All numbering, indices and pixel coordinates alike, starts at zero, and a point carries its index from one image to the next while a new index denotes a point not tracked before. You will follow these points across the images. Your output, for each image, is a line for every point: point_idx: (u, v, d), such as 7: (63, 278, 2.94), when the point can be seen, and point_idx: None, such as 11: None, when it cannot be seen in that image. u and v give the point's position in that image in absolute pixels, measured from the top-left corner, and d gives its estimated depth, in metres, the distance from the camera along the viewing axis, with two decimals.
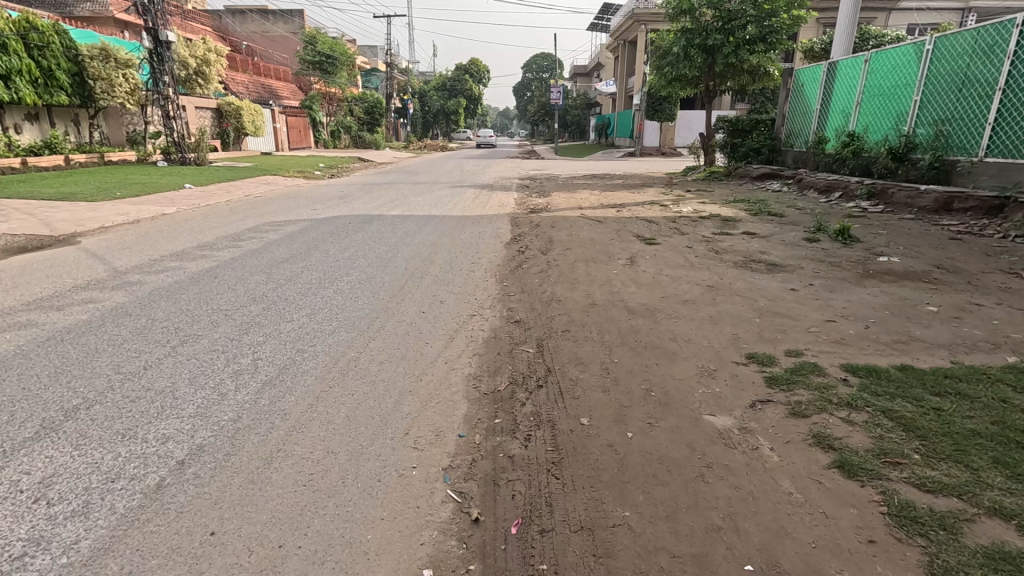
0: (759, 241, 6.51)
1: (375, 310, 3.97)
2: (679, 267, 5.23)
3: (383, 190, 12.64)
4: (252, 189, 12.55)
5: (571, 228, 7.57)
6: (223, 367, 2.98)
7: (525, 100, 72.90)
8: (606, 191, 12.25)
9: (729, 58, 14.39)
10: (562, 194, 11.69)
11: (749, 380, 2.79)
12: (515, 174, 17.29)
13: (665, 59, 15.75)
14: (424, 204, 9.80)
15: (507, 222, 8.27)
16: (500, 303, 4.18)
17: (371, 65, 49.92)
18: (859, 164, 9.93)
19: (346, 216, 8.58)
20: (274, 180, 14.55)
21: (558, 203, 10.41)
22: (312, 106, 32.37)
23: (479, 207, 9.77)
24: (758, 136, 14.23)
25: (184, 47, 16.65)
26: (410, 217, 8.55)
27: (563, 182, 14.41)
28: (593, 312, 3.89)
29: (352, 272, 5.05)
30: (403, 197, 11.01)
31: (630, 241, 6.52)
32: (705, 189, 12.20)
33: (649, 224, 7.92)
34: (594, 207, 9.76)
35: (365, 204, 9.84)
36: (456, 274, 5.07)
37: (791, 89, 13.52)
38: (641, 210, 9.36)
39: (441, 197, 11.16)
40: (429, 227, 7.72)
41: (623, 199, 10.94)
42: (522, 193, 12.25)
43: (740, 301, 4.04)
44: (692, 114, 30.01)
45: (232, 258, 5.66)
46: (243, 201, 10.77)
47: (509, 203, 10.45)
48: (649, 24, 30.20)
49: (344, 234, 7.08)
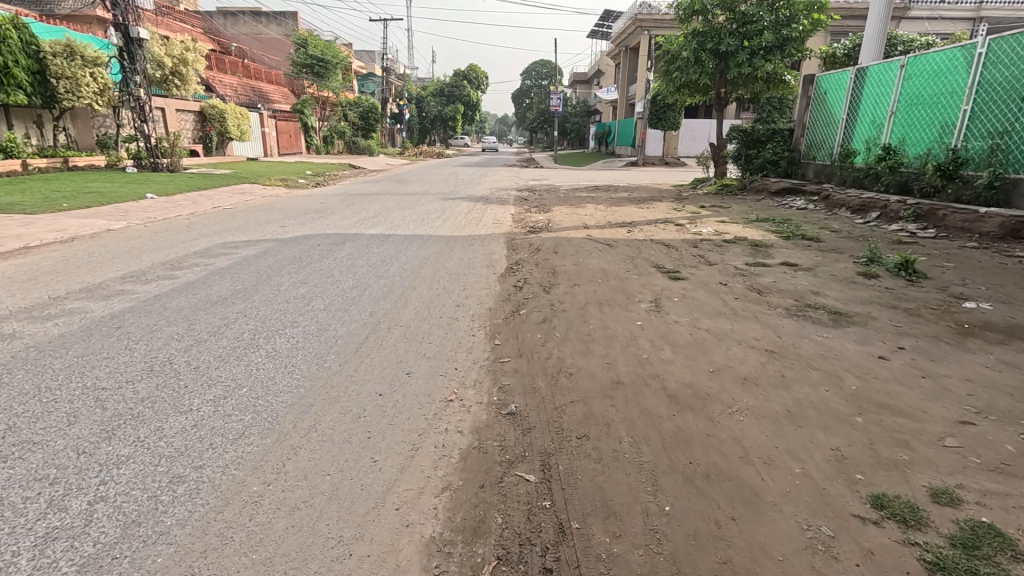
0: (804, 275, 5.42)
1: (314, 394, 2.82)
2: (719, 315, 4.12)
3: (368, 202, 11.50)
4: (224, 200, 11.43)
5: (577, 254, 6.46)
6: (30, 524, 1.84)
7: (524, 108, 72.21)
8: (612, 206, 11.18)
9: (743, 66, 13.16)
10: (564, 209, 10.62)
11: (899, 569, 1.66)
12: (513, 184, 16.24)
13: (674, 65, 14.74)
14: (410, 221, 8.68)
15: (503, 244, 7.16)
16: (489, 377, 3.06)
17: (368, 69, 48.95)
18: (898, 180, 8.90)
19: (318, 235, 7.44)
20: (251, 189, 13.43)
21: (560, 219, 9.32)
22: (303, 110, 31.33)
23: (473, 224, 8.66)
24: (775, 147, 13.23)
25: (160, 46, 15.56)
26: (391, 237, 7.42)
27: (564, 195, 13.35)
28: (619, 396, 2.76)
29: (299, 321, 3.91)
30: (387, 211, 9.88)
31: (650, 274, 5.42)
32: (721, 205, 11.16)
33: (668, 249, 6.82)
34: (601, 226, 8.67)
35: (343, 220, 8.70)
36: (434, 325, 3.93)
37: (811, 98, 12.51)
38: (655, 230, 8.26)
39: (431, 212, 10.04)
40: (411, 251, 6.58)
41: (633, 215, 9.86)
42: (520, 207, 11.16)
43: (821, 379, 2.93)
44: (696, 123, 29.19)
45: (155, 295, 4.52)
46: (208, 214, 9.65)
47: (505, 220, 9.36)
48: (652, 30, 29.39)
49: (308, 260, 5.94)
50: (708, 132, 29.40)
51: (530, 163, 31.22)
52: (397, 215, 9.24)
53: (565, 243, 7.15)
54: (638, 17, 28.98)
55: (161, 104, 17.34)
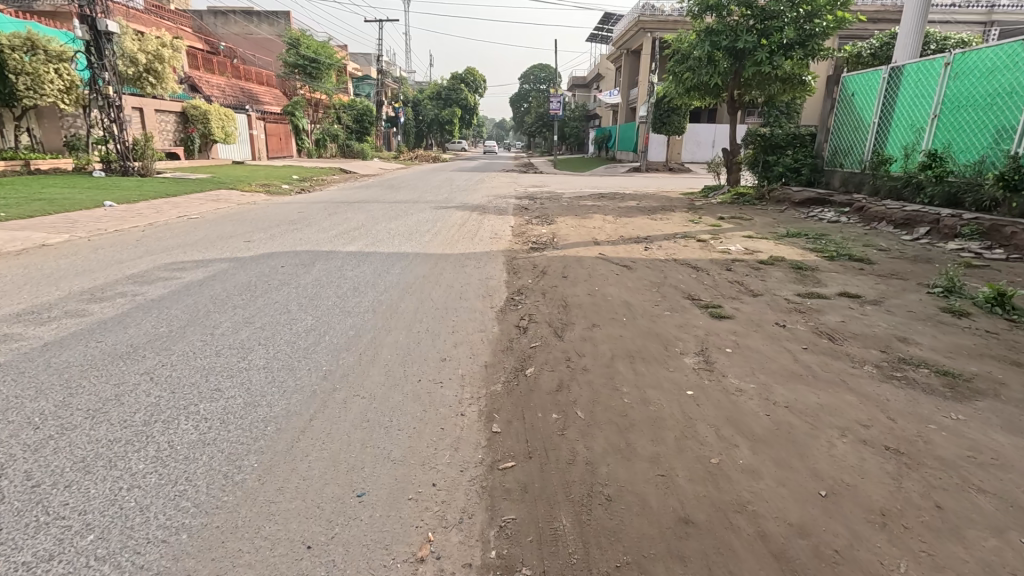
0: (875, 312, 4.39)
1: (199, 551, 1.75)
2: (794, 377, 3.07)
3: (352, 210, 10.41)
4: (194, 209, 10.34)
5: (591, 279, 5.41)
6: None
7: (522, 111, 71.35)
8: (622, 217, 10.16)
9: (761, 65, 12.17)
10: (571, 220, 9.57)
11: None
12: (512, 191, 15.20)
13: (685, 65, 13.78)
14: (395, 235, 7.62)
15: (501, 264, 6.11)
16: (484, 505, 2.00)
17: (363, 72, 47.90)
18: (946, 191, 7.90)
19: (286, 253, 6.35)
20: (227, 195, 12.35)
21: (565, 232, 8.27)
22: (295, 113, 30.33)
23: (468, 239, 7.60)
24: (796, 154, 12.26)
25: (133, 41, 14.48)
26: (372, 256, 6.33)
27: (568, 204, 12.32)
28: (695, 559, 1.72)
29: (222, 392, 2.82)
30: (372, 223, 8.81)
31: (685, 309, 4.38)
32: (742, 216, 10.15)
33: (698, 273, 5.78)
34: (614, 241, 7.63)
35: (320, 234, 7.62)
36: (409, 395, 2.84)
37: (837, 101, 11.52)
38: (676, 247, 7.22)
39: (422, 223, 8.98)
40: (393, 274, 5.48)
41: (647, 228, 8.82)
42: (521, 218, 10.12)
43: (999, 515, 1.90)
44: (701, 127, 28.29)
45: (46, 342, 3.43)
46: (169, 225, 8.58)
47: (505, 232, 8.33)
48: (655, 32, 28.46)
49: (265, 288, 4.84)
50: (713, 137, 28.49)
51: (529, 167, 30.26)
52: (382, 227, 8.20)
53: (575, 264, 6.09)
54: (640, 17, 28.03)
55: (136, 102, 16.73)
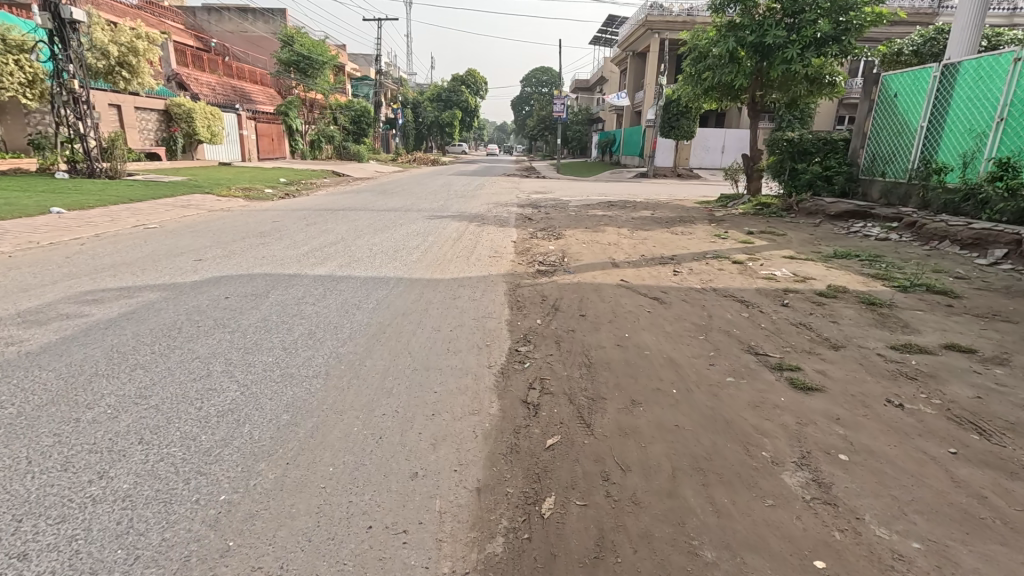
0: (1011, 377, 3.24)
1: None
2: (973, 523, 1.93)
3: (334, 220, 9.25)
4: (154, 217, 9.14)
5: (617, 318, 4.26)
6: None
7: (524, 113, 70.23)
8: (638, 231, 9.00)
9: (791, 62, 11.05)
10: (581, 234, 8.39)
11: None
12: (514, 198, 14.04)
13: (705, 63, 12.70)
14: (377, 254, 6.43)
15: (502, 293, 4.94)
16: None
17: (362, 72, 46.79)
18: (1022, 206, 6.76)
19: (237, 278, 5.14)
20: (200, 201, 11.20)
21: (577, 249, 7.13)
22: (288, 113, 29.26)
23: (462, 257, 6.43)
24: (827, 160, 11.14)
25: (104, 32, 13.35)
26: (343, 283, 5.14)
27: (577, 214, 11.16)
28: None
29: (25, 567, 1.65)
30: (354, 236, 7.66)
31: (752, 373, 3.23)
32: (774, 231, 9.00)
33: (747, 309, 4.63)
34: (636, 262, 6.47)
35: (288, 251, 6.43)
36: (348, 571, 1.69)
37: (876, 103, 10.40)
38: (710, 272, 6.06)
39: (413, 237, 7.81)
40: (364, 312, 4.27)
41: (671, 245, 7.67)
42: (524, 230, 8.96)
43: None
44: (710, 132, 27.21)
45: None
46: (118, 237, 7.44)
47: (507, 249, 7.17)
48: (663, 32, 27.29)
49: (190, 334, 3.66)
50: (724, 142, 27.34)
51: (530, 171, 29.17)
52: (364, 243, 7.06)
53: (593, 295, 4.93)
54: (648, 17, 26.81)
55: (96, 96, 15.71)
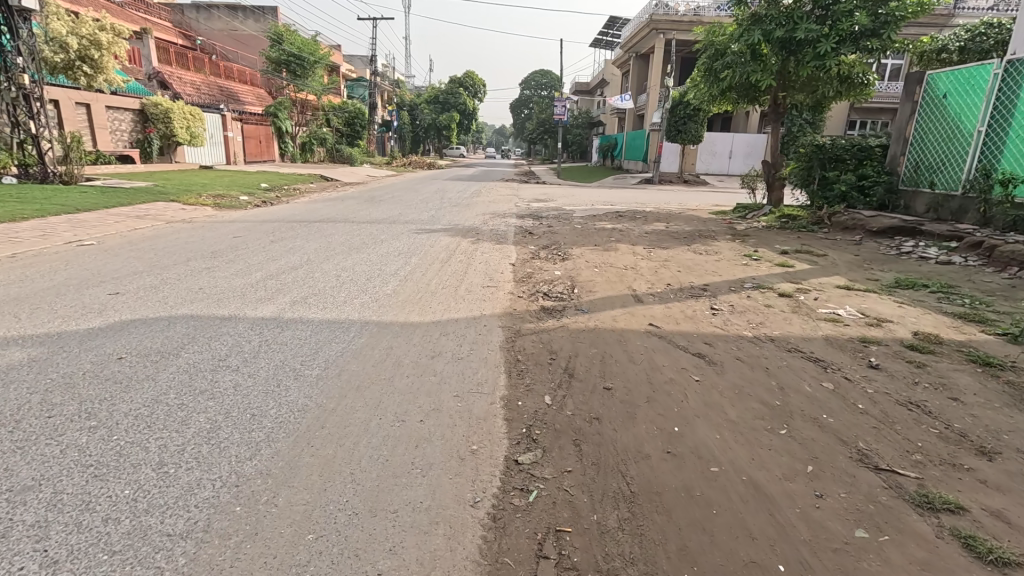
0: None
1: None
2: None
3: (306, 235, 8.06)
4: (99, 230, 7.97)
5: (656, 394, 3.06)
6: None
7: (523, 117, 69.24)
8: (656, 249, 7.83)
9: (826, 57, 9.94)
10: (592, 255, 7.20)
11: None
12: (513, 207, 12.88)
13: (725, 61, 11.63)
14: (342, 285, 5.21)
15: (497, 347, 3.73)
16: None
17: (358, 74, 45.64)
18: None
19: (148, 325, 3.92)
20: (159, 210, 9.99)
21: (588, 277, 5.94)
22: (278, 114, 28.14)
23: (449, 289, 5.23)
24: (862, 168, 10.02)
25: (62, 23, 12.16)
26: (287, 332, 3.90)
27: (584, 227, 10.00)
28: None
29: None
30: (324, 258, 6.47)
31: (892, 518, 2.04)
32: (811, 250, 7.83)
33: (828, 375, 3.43)
34: (663, 296, 5.27)
35: (233, 281, 5.22)
36: None
37: (920, 105, 9.28)
38: (757, 310, 4.87)
39: (394, 259, 6.60)
40: (302, 384, 3.05)
41: (699, 270, 6.49)
42: (526, 248, 7.77)
43: None
44: (717, 137, 26.12)
45: None
46: (37, 257, 6.23)
47: (505, 275, 5.98)
48: (668, 33, 26.22)
49: (25, 433, 2.44)
50: (731, 147, 26.22)
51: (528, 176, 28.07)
52: (333, 268, 5.90)
53: (619, 351, 3.73)
54: (653, 17, 25.73)
55: (58, 94, 14.58)
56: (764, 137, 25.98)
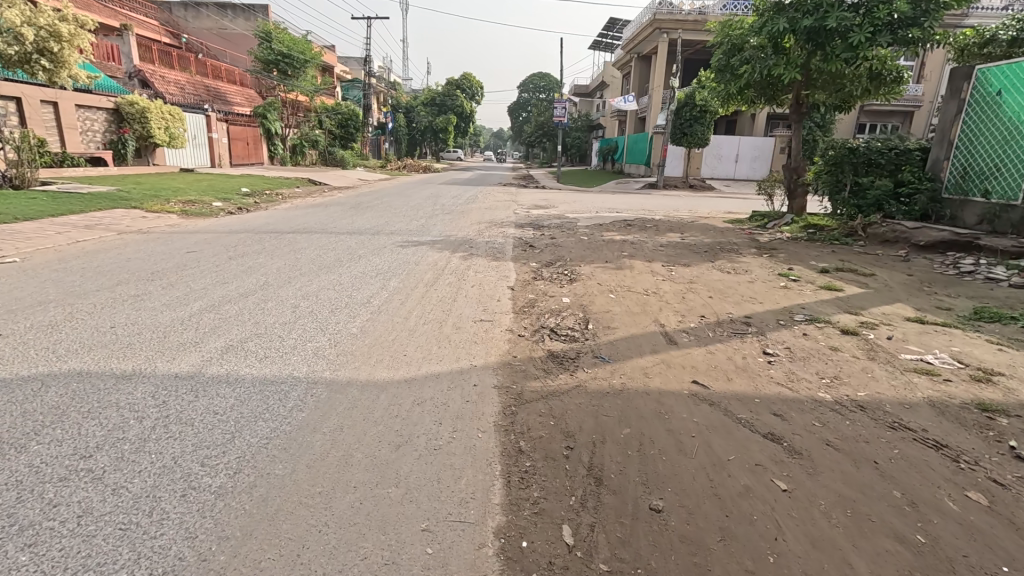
0: None
1: None
2: None
3: (273, 249, 7.01)
4: (32, 243, 6.90)
5: (736, 524, 2.01)
6: None
7: (521, 120, 68.30)
8: (677, 267, 6.79)
9: (862, 48, 8.97)
10: (605, 275, 6.15)
11: None
12: (512, 215, 11.83)
13: (745, 55, 10.68)
14: (296, 322, 4.13)
15: (492, 426, 2.68)
16: None
17: (353, 75, 44.67)
18: None
19: (8, 390, 2.83)
20: (115, 219, 8.92)
21: (604, 305, 4.90)
22: (266, 115, 26.85)
23: (433, 325, 4.18)
24: (901, 174, 9.00)
25: (18, 12, 11.05)
26: (201, 402, 2.80)
27: (591, 238, 8.96)
28: None
29: None
30: (286, 280, 5.41)
31: None
32: (855, 269, 6.81)
33: (968, 474, 2.39)
34: (700, 335, 4.22)
35: (159, 316, 4.13)
36: None
37: (968, 104, 8.29)
38: (825, 356, 3.82)
39: (371, 280, 5.55)
40: (187, 510, 1.98)
41: (733, 296, 5.45)
42: (527, 266, 6.72)
43: None
44: (723, 140, 25.21)
45: None
46: None
47: (503, 303, 4.93)
48: (672, 33, 25.29)
49: None
50: (737, 150, 25.32)
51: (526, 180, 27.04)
52: (292, 295, 4.85)
53: (662, 432, 2.67)
54: (656, 16, 24.78)
55: (19, 91, 13.70)
56: (772, 139, 25.02)
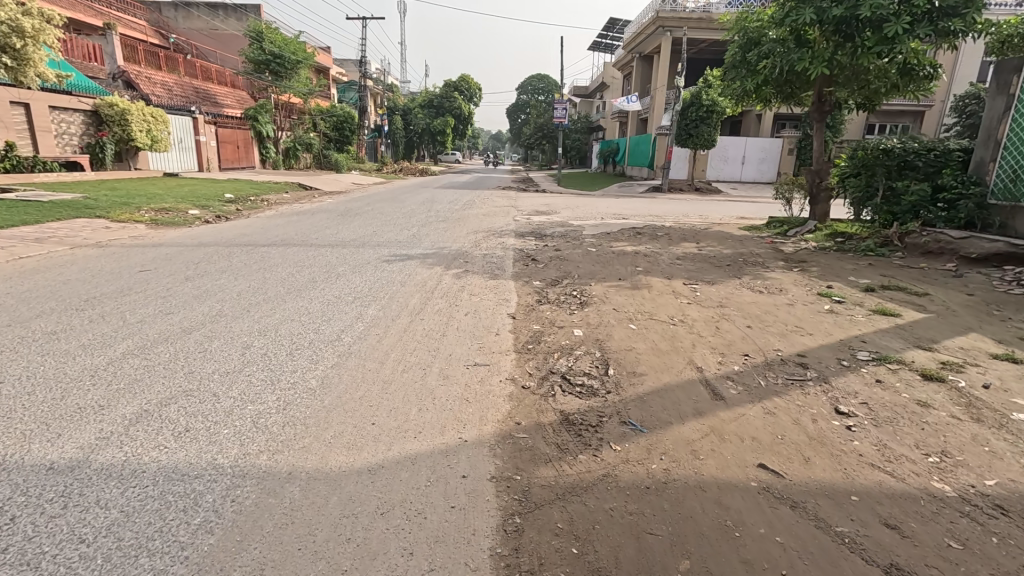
0: None
1: None
2: None
3: (239, 268, 6.13)
4: None
5: None
6: None
7: (520, 122, 67.57)
8: (702, 286, 5.93)
9: (899, 39, 8.18)
10: (621, 298, 5.28)
11: None
12: (512, 222, 10.98)
13: (766, 49, 9.89)
14: (237, 373, 3.24)
15: (486, 562, 1.82)
16: None
17: (348, 77, 43.89)
18: None
19: None
20: (72, 230, 8.07)
21: (626, 341, 4.03)
22: (257, 117, 25.98)
23: (412, 375, 3.31)
24: (941, 178, 8.16)
25: None
26: (65, 519, 1.95)
27: (599, 250, 8.11)
28: None
29: None
30: (244, 309, 4.55)
31: None
32: (904, 287, 5.96)
33: None
34: (749, 385, 3.35)
35: (68, 364, 3.27)
36: None
37: (1017, 100, 7.43)
38: (917, 418, 2.96)
39: (345, 307, 4.67)
40: None
41: (776, 325, 4.58)
42: (530, 285, 5.86)
43: None
44: (729, 141, 24.44)
45: None
46: None
47: (502, 339, 4.06)
48: (677, 31, 24.49)
49: None
50: (744, 152, 24.52)
51: (525, 183, 26.24)
52: (247, 330, 3.99)
53: (738, 569, 1.81)
54: (659, 13, 23.99)
55: None
56: (780, 141, 24.24)
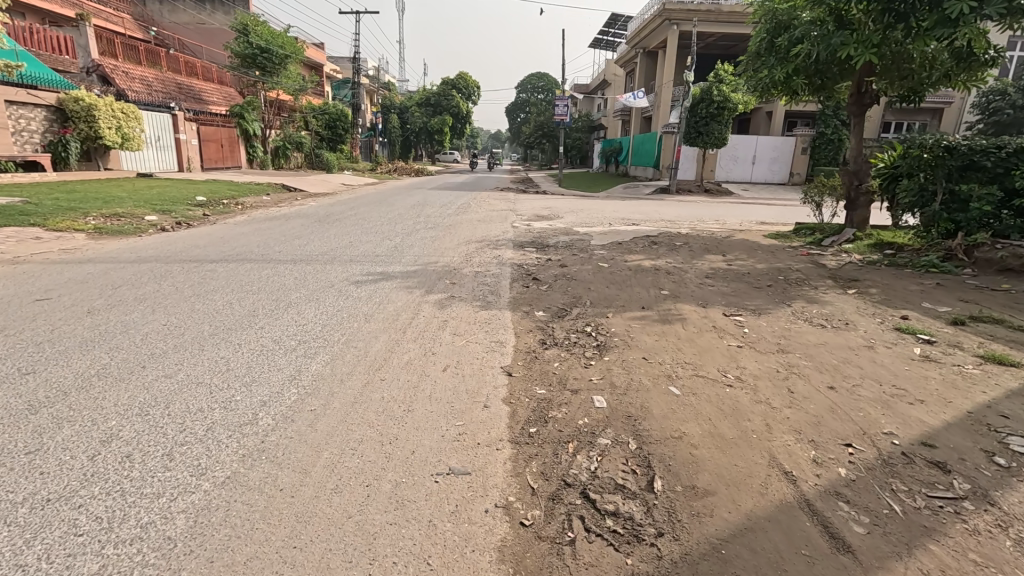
0: None
1: None
2: None
3: (165, 294, 4.90)
4: None
5: None
6: None
7: (520, 122, 66.38)
8: (749, 320, 4.70)
9: (965, 18, 6.98)
10: (651, 340, 4.05)
11: None
12: (510, 230, 9.75)
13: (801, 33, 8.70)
14: (56, 504, 2.01)
15: None
16: None
17: (343, 74, 42.72)
18: None
19: None
20: None
21: (672, 421, 2.80)
22: (243, 114, 24.58)
23: (345, 505, 2.08)
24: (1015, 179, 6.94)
25: None
26: None
27: (611, 266, 6.87)
28: None
29: None
30: (141, 363, 3.33)
31: None
32: (1002, 319, 4.75)
33: None
34: (879, 516, 2.12)
35: None
36: None
37: None
38: None
39: (279, 360, 3.44)
40: None
41: (869, 386, 3.34)
42: (531, 318, 4.62)
43: None
44: (739, 140, 23.24)
45: None
46: None
47: (493, 417, 2.83)
48: (684, 24, 23.26)
49: None
50: (755, 151, 23.34)
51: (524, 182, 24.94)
52: (126, 404, 2.78)
53: None
54: (666, 5, 22.74)
55: None
56: (792, 139, 23.07)
